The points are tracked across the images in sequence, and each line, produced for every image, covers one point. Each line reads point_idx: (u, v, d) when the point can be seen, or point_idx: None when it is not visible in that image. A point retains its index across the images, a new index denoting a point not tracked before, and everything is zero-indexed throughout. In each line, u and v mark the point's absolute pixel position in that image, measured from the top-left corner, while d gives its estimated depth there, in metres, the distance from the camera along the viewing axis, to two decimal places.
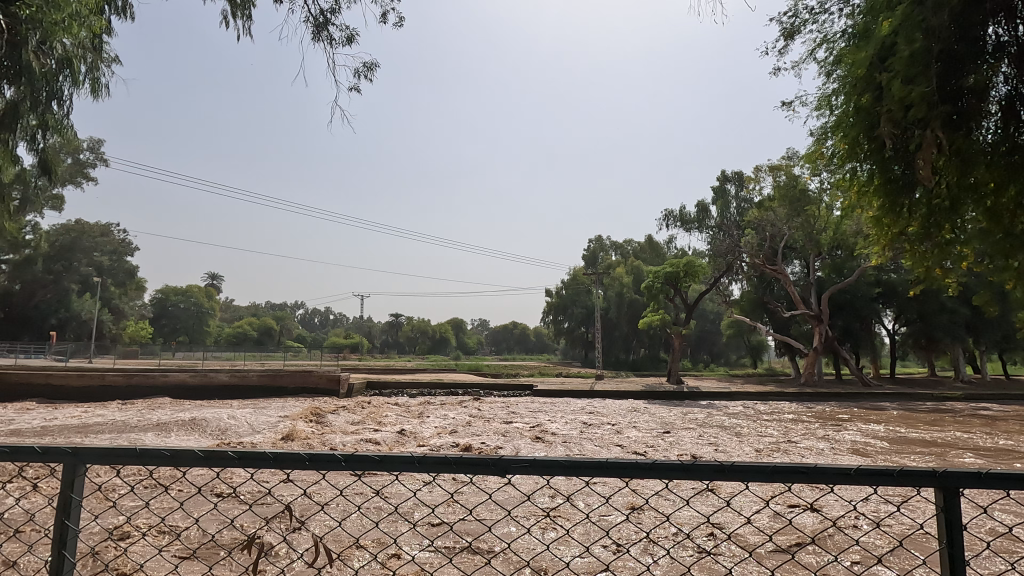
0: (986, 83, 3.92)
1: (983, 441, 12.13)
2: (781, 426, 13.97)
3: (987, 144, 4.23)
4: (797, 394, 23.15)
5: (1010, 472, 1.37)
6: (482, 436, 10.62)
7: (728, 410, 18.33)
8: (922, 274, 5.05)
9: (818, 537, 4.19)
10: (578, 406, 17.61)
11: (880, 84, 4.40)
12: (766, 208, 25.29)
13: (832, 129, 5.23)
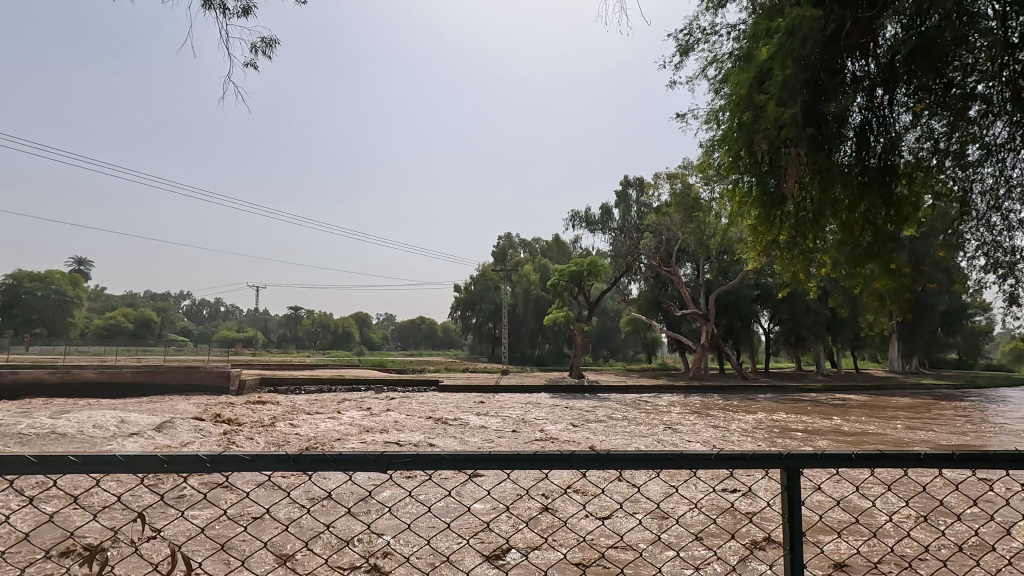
0: (844, 111, 4.62)
1: (834, 427, 14.21)
2: (671, 417, 15.40)
3: (845, 164, 4.85)
4: (685, 387, 25.38)
5: (831, 456, 1.83)
6: (396, 433, 10.68)
7: (625, 403, 19.69)
8: (789, 278, 5.67)
9: (694, 515, 4.82)
10: (486, 402, 18.10)
11: (758, 106, 4.99)
12: (663, 214, 27.38)
13: (719, 143, 5.80)
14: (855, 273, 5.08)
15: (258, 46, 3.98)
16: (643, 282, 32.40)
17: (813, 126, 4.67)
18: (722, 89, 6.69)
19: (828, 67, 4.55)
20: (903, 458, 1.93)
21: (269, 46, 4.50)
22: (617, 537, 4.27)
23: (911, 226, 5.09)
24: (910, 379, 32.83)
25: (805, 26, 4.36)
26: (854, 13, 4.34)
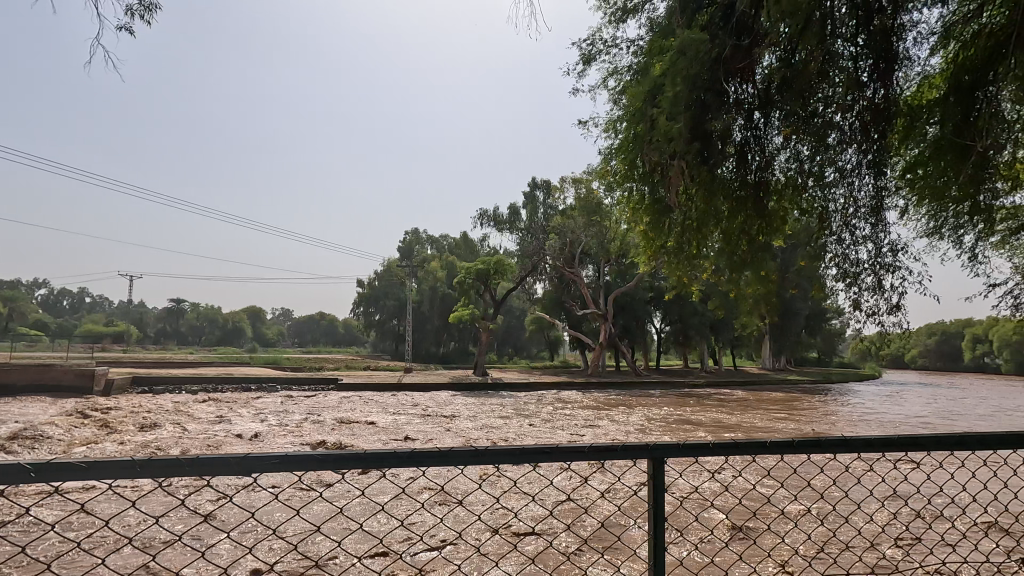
0: (726, 129, 5.02)
1: (713, 420, 15.46)
2: (569, 414, 15.98)
3: (727, 178, 5.29)
4: (583, 384, 26.40)
5: (690, 446, 2.01)
6: (289, 435, 10.15)
7: (527, 400, 20.13)
8: (676, 282, 6.15)
9: (579, 517, 5.04)
10: (387, 401, 17.73)
11: (652, 118, 5.32)
12: (568, 217, 28.33)
13: (617, 152, 6.07)
14: (732, 276, 5.57)
15: (136, 9, 3.59)
16: (549, 282, 33.25)
17: (699, 141, 5.06)
18: (620, 99, 6.97)
19: (713, 87, 4.94)
20: (752, 446, 2.14)
21: (147, 10, 4.06)
22: (504, 543, 4.36)
23: (779, 236, 5.66)
24: (778, 376, 36.54)
25: (693, 47, 4.72)
26: (735, 39, 4.74)
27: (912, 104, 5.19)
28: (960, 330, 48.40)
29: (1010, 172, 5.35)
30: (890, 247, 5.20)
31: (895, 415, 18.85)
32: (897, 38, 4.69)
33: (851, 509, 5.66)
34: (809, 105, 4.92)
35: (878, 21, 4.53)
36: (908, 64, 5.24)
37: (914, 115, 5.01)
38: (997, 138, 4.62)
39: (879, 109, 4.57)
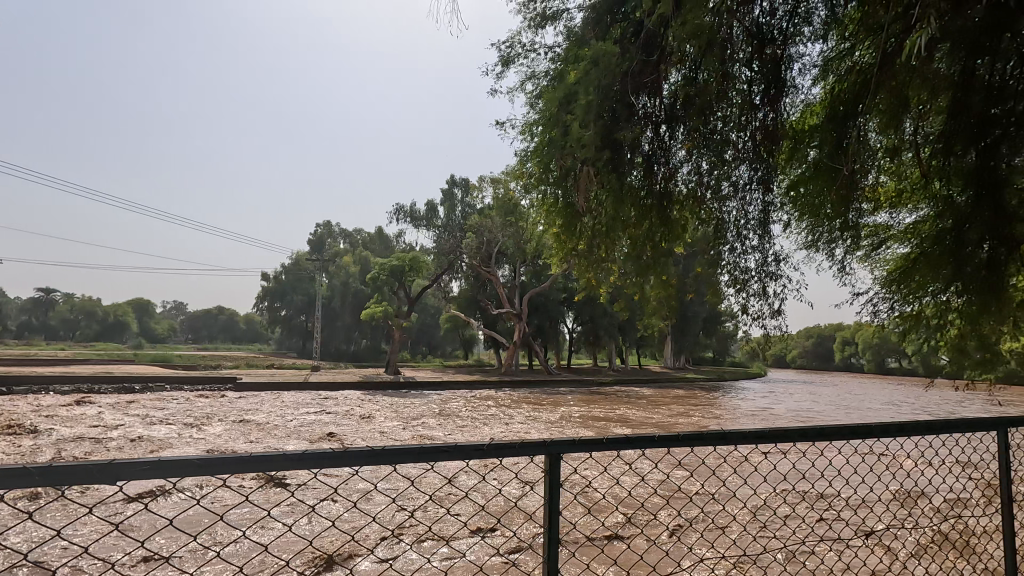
0: (633, 140, 5.43)
1: (617, 416, 16.25)
2: (481, 412, 16.10)
3: (635, 186, 5.71)
4: (496, 383, 26.69)
5: (583, 442, 2.11)
6: (179, 440, 9.42)
7: (440, 399, 20.03)
8: (585, 284, 6.48)
9: (485, 524, 5.10)
10: (291, 401, 16.93)
11: (566, 123, 5.64)
12: (486, 216, 28.48)
13: (533, 155, 6.32)
14: (636, 281, 5.83)
15: None
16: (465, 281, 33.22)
17: (609, 149, 5.43)
18: (537, 103, 7.10)
19: (623, 100, 5.34)
20: (643, 440, 2.27)
21: None
22: (410, 556, 4.34)
23: (679, 243, 6.07)
24: (678, 374, 38.99)
25: (604, 61, 5.19)
26: (645, 56, 5.15)
27: (795, 128, 5.82)
28: (832, 333, 54.05)
29: (873, 196, 6.12)
30: (773, 257, 5.75)
31: (777, 410, 20.74)
32: (786, 67, 5.23)
33: (733, 501, 6.16)
34: (709, 123, 5.40)
35: (767, 51, 5.07)
36: (793, 92, 5.86)
37: (798, 139, 5.71)
38: (862, 164, 5.31)
39: (770, 130, 5.12)
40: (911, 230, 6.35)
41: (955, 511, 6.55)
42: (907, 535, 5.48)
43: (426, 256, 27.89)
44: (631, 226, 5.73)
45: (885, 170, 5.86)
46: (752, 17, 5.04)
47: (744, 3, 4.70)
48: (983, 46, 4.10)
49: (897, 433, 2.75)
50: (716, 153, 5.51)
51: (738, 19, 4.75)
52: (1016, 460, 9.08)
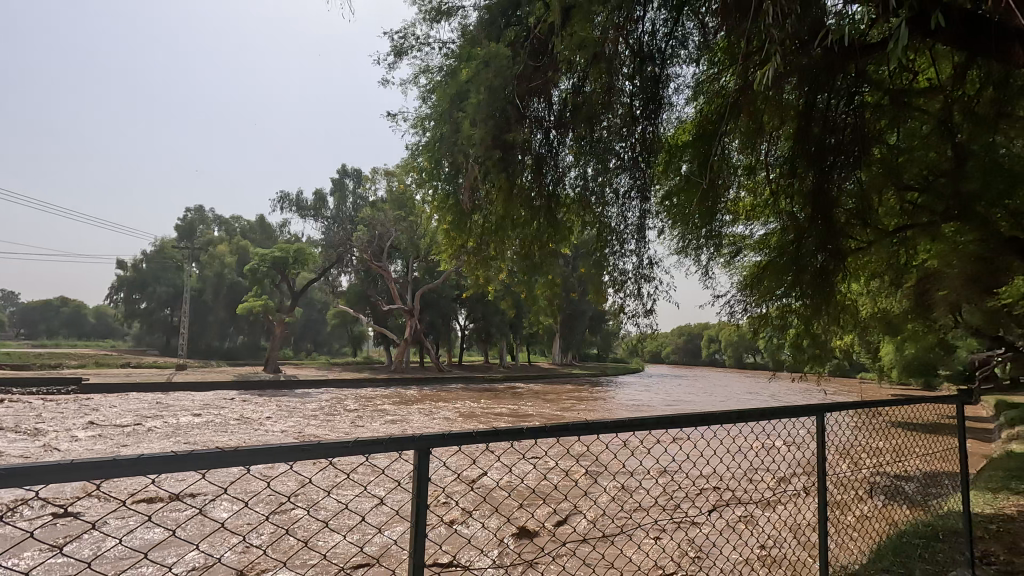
0: (522, 142, 5.74)
1: (505, 412, 16.64)
2: (368, 411, 15.70)
3: (527, 185, 6.06)
4: (385, 380, 26.10)
5: (456, 435, 2.18)
6: (5, 453, 8.14)
7: (325, 398, 19.24)
8: (473, 279, 7.05)
9: (366, 537, 5.04)
10: (151, 403, 15.31)
11: (458, 120, 5.85)
12: (378, 209, 27.68)
13: (422, 151, 6.53)
14: (524, 277, 6.77)
15: None
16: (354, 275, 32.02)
17: (501, 151, 5.64)
18: (429, 98, 7.02)
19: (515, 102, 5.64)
20: (518, 432, 2.40)
21: None
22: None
23: (566, 245, 6.84)
24: (565, 370, 40.72)
25: (497, 62, 5.25)
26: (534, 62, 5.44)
27: (671, 142, 6.43)
28: (700, 332, 59.46)
29: (733, 209, 6.99)
30: (648, 260, 6.38)
31: (651, 402, 22.48)
32: (665, 84, 5.75)
33: (607, 504, 6.60)
34: (594, 132, 5.79)
35: (645, 69, 5.52)
36: (670, 109, 6.37)
37: (672, 153, 6.37)
38: (722, 181, 6.05)
39: (647, 142, 5.68)
40: (763, 242, 7.34)
41: (788, 491, 7.59)
42: (753, 525, 6.27)
43: (312, 248, 26.51)
44: (519, 223, 6.28)
45: (743, 186, 6.72)
46: (633, 34, 5.26)
47: (630, 22, 5.08)
48: (820, 81, 5.39)
49: (737, 421, 3.14)
50: (602, 161, 5.90)
51: (622, 37, 5.10)
52: (829, 432, 10.78)
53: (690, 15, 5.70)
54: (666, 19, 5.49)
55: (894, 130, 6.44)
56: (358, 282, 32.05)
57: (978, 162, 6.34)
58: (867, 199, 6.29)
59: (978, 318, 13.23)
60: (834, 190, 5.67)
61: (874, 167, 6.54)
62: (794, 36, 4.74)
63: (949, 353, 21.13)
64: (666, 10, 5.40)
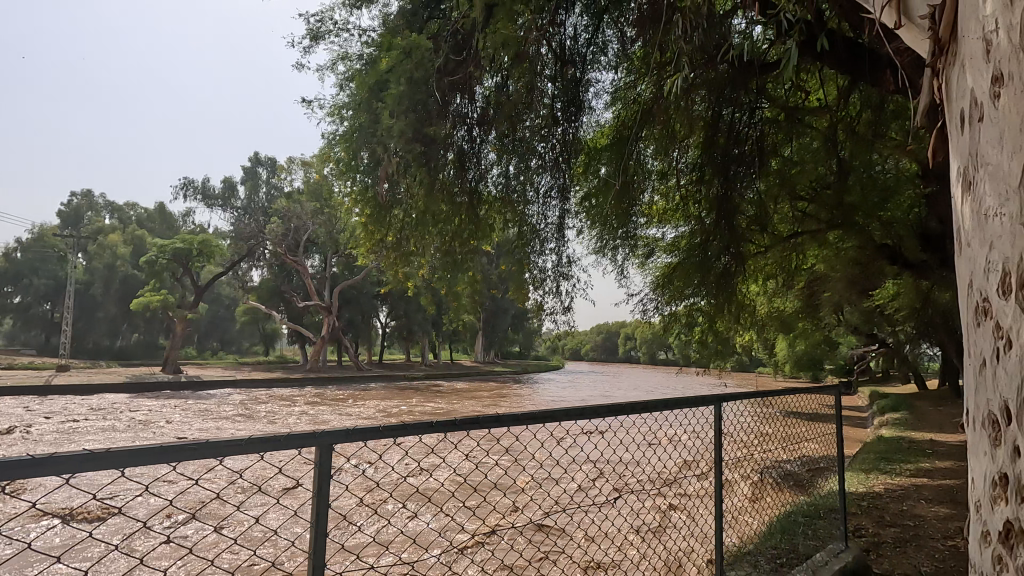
0: (444, 136, 5.71)
1: (426, 411, 16.42)
2: (280, 413, 14.92)
3: (449, 180, 6.01)
4: (300, 380, 24.94)
5: (366, 431, 2.02)
6: None
7: (232, 399, 18.11)
8: (392, 274, 6.92)
9: (269, 559, 4.78)
10: (25, 409, 13.68)
11: (377, 111, 5.74)
12: (294, 201, 26.36)
13: (339, 141, 6.30)
14: (443, 274, 6.73)
15: None
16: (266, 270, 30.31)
17: (421, 143, 5.69)
18: (347, 86, 6.74)
19: (438, 96, 5.66)
20: (433, 427, 2.30)
21: None
22: None
23: (488, 242, 6.83)
24: (487, 368, 40.84)
25: (418, 55, 5.38)
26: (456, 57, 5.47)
27: (592, 145, 6.59)
28: (618, 330, 61.82)
29: (648, 212, 7.29)
30: (567, 259, 6.52)
31: (569, 398, 23.10)
32: (585, 88, 5.91)
33: (522, 502, 6.65)
34: (516, 130, 5.77)
35: (566, 71, 5.64)
36: (590, 113, 6.48)
37: (592, 156, 6.54)
38: (637, 185, 6.33)
39: (567, 143, 5.80)
40: (674, 244, 7.71)
41: (693, 481, 8.05)
42: (661, 513, 6.57)
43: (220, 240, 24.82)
44: (440, 219, 6.24)
45: (657, 190, 6.98)
46: (556, 37, 5.48)
47: (551, 25, 5.25)
48: (726, 93, 5.74)
49: (647, 410, 3.26)
50: (523, 158, 5.90)
51: (544, 38, 5.22)
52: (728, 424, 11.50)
53: (609, 23, 5.82)
54: (587, 24, 5.78)
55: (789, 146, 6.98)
56: (272, 277, 30.34)
57: (858, 176, 7.17)
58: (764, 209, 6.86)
59: (856, 317, 14.73)
60: (736, 198, 6.12)
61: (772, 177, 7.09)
62: (702, 49, 5.00)
63: (832, 348, 23.42)
64: (587, 16, 5.63)
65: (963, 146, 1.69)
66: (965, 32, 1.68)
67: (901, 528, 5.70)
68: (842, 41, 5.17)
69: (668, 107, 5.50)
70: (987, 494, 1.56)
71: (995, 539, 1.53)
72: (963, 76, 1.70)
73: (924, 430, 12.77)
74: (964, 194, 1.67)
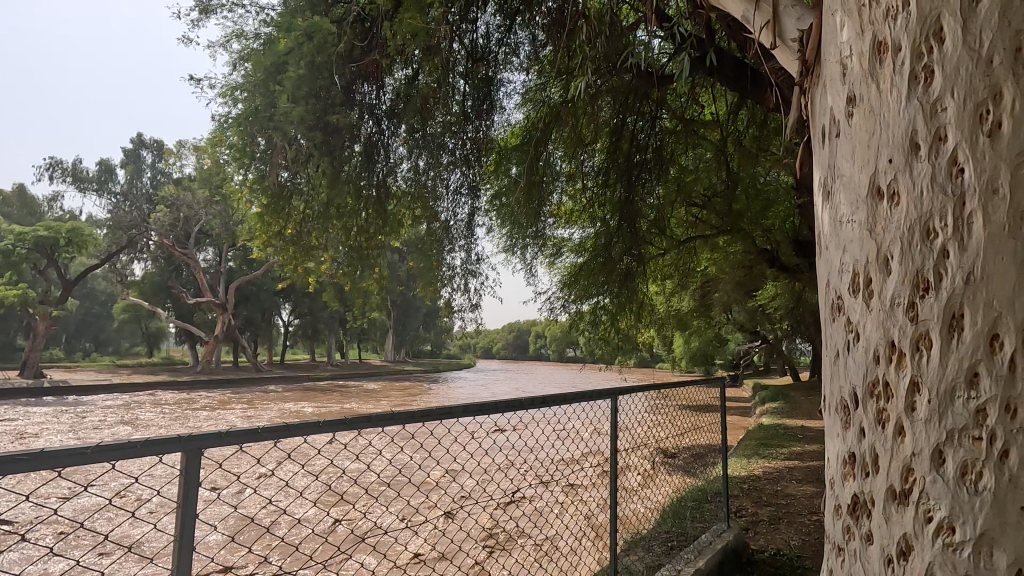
0: (348, 125, 5.44)
1: (328, 412, 15.62)
2: (160, 419, 13.51)
3: (356, 170, 5.76)
4: (189, 382, 22.87)
5: (244, 430, 1.58)
6: None
7: (106, 405, 16.11)
8: (290, 268, 6.50)
9: None
10: None
11: (274, 95, 5.27)
12: (184, 188, 24.02)
13: (229, 124, 5.75)
14: (349, 270, 6.38)
15: None
16: (150, 263, 27.41)
17: (323, 131, 5.38)
18: (238, 66, 6.06)
19: (343, 85, 5.42)
20: (329, 426, 1.91)
21: None
22: None
23: (394, 239, 6.54)
24: (397, 367, 39.93)
25: (320, 38, 5.02)
26: (361, 43, 5.27)
27: (503, 145, 6.51)
28: (528, 327, 62.90)
29: (557, 213, 7.14)
30: (476, 256, 6.43)
31: (480, 395, 23.03)
32: (497, 88, 5.82)
33: (422, 506, 6.52)
34: (427, 125, 5.55)
35: (477, 70, 5.52)
36: (500, 112, 6.35)
37: (503, 156, 6.48)
38: (546, 187, 6.42)
39: (478, 141, 5.67)
40: (580, 245, 7.80)
41: (596, 474, 8.25)
42: (563, 507, 6.66)
43: (94, 229, 22.02)
44: (345, 213, 5.92)
45: (565, 192, 6.92)
46: (467, 36, 5.41)
47: (462, 22, 5.16)
48: (629, 103, 5.94)
49: (550, 404, 3.21)
50: (433, 155, 5.64)
51: (454, 35, 5.13)
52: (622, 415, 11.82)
53: (522, 24, 5.67)
54: (500, 25, 5.59)
55: (684, 155, 7.28)
56: (157, 271, 27.53)
57: (745, 187, 7.50)
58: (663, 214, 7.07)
59: (742, 316, 15.97)
60: (638, 203, 6.37)
61: (669, 184, 7.33)
62: (605, 57, 5.10)
63: (722, 344, 25.28)
64: (501, 16, 5.53)
65: (823, 160, 1.72)
66: (827, 57, 1.71)
67: (775, 507, 6.20)
68: (730, 60, 5.41)
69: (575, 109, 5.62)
70: (838, 472, 1.58)
71: (844, 512, 1.55)
72: (824, 95, 1.73)
73: (797, 417, 14.11)
74: (823, 202, 1.71)
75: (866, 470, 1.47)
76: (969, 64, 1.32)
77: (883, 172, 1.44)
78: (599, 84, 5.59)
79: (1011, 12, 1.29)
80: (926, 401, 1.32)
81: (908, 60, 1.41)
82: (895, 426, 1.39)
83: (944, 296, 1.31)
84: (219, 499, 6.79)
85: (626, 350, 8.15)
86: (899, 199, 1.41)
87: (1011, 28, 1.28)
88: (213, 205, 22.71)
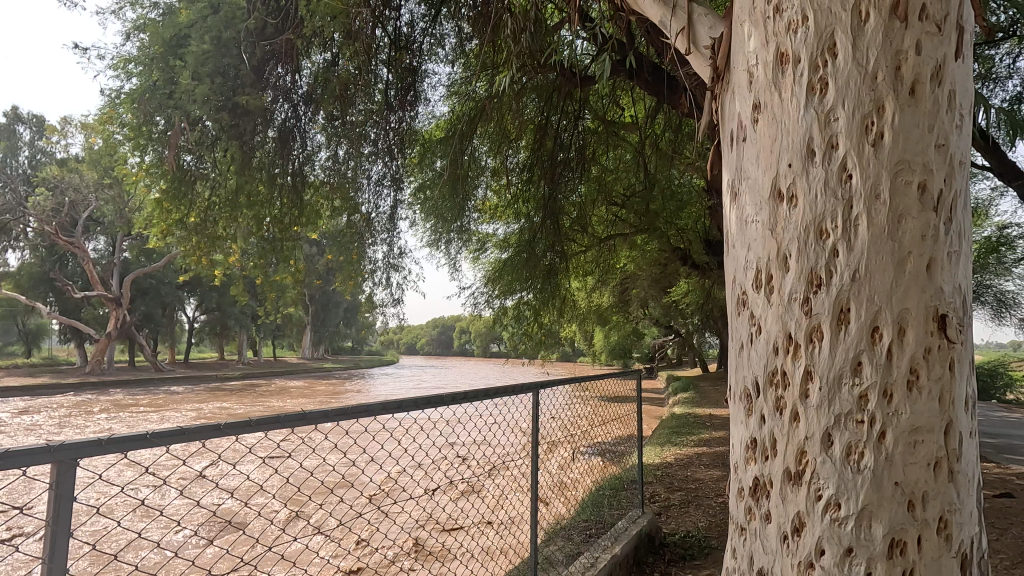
0: (259, 109, 5.00)
1: (237, 415, 14.55)
2: (36, 427, 11.92)
3: (267, 156, 5.34)
4: (76, 385, 20.50)
5: (131, 433, 1.33)
6: None
7: None
8: (193, 260, 5.87)
9: None
10: None
11: (173, 69, 4.71)
12: (70, 170, 21.27)
13: (117, 101, 5.07)
14: (259, 261, 5.86)
15: None
16: (27, 253, 24.22)
17: (230, 113, 4.92)
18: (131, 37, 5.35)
19: (253, 67, 4.97)
20: (234, 426, 1.68)
21: None
22: None
23: (310, 230, 6.12)
24: (315, 363, 38.16)
25: (228, 11, 4.70)
26: (273, 21, 4.86)
27: (426, 137, 6.28)
28: (452, 322, 62.17)
29: (480, 207, 7.03)
30: (400, 249, 6.17)
31: (403, 393, 22.40)
32: (422, 77, 5.56)
33: (334, 509, 6.26)
34: (347, 112, 5.22)
35: (401, 58, 5.21)
36: (425, 103, 6.11)
37: (427, 148, 6.26)
38: (471, 180, 6.25)
39: (401, 131, 5.40)
40: (505, 240, 7.75)
41: (520, 469, 8.23)
42: (486, 501, 6.59)
43: None
44: (257, 202, 5.47)
45: (491, 187, 6.83)
46: (390, 22, 5.11)
47: (388, 8, 4.89)
48: (554, 100, 5.91)
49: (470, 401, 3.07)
50: (354, 144, 5.32)
51: (378, 20, 4.83)
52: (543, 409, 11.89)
53: (447, 16, 5.46)
54: (424, 14, 5.36)
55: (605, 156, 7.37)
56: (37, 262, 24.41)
57: (661, 188, 7.69)
58: (585, 211, 7.17)
59: (657, 311, 16.57)
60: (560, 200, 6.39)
61: (590, 184, 7.45)
62: (532, 54, 5.03)
63: (639, 338, 26.25)
64: (425, 6, 5.27)
65: (731, 162, 1.68)
66: (733, 62, 1.68)
67: (685, 491, 6.48)
68: (648, 63, 5.54)
69: (501, 107, 5.59)
70: (740, 456, 1.57)
71: (746, 494, 1.54)
72: (729, 102, 1.71)
73: (705, 406, 14.89)
74: (730, 202, 1.67)
75: (766, 454, 1.47)
76: (857, 78, 1.37)
77: (784, 175, 1.44)
78: (523, 81, 5.60)
79: (892, 32, 1.35)
80: (817, 389, 1.35)
81: (806, 71, 1.43)
82: (790, 413, 1.40)
83: (835, 291, 1.34)
84: (108, 514, 6.11)
85: (548, 345, 8.18)
86: (796, 201, 1.42)
87: (893, 47, 1.35)
88: (104, 190, 20.23)
